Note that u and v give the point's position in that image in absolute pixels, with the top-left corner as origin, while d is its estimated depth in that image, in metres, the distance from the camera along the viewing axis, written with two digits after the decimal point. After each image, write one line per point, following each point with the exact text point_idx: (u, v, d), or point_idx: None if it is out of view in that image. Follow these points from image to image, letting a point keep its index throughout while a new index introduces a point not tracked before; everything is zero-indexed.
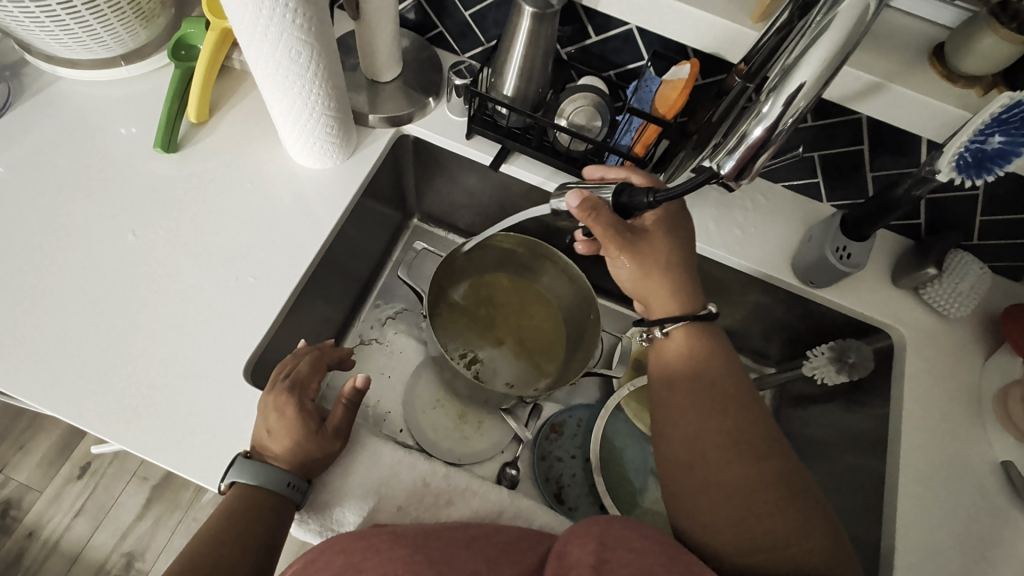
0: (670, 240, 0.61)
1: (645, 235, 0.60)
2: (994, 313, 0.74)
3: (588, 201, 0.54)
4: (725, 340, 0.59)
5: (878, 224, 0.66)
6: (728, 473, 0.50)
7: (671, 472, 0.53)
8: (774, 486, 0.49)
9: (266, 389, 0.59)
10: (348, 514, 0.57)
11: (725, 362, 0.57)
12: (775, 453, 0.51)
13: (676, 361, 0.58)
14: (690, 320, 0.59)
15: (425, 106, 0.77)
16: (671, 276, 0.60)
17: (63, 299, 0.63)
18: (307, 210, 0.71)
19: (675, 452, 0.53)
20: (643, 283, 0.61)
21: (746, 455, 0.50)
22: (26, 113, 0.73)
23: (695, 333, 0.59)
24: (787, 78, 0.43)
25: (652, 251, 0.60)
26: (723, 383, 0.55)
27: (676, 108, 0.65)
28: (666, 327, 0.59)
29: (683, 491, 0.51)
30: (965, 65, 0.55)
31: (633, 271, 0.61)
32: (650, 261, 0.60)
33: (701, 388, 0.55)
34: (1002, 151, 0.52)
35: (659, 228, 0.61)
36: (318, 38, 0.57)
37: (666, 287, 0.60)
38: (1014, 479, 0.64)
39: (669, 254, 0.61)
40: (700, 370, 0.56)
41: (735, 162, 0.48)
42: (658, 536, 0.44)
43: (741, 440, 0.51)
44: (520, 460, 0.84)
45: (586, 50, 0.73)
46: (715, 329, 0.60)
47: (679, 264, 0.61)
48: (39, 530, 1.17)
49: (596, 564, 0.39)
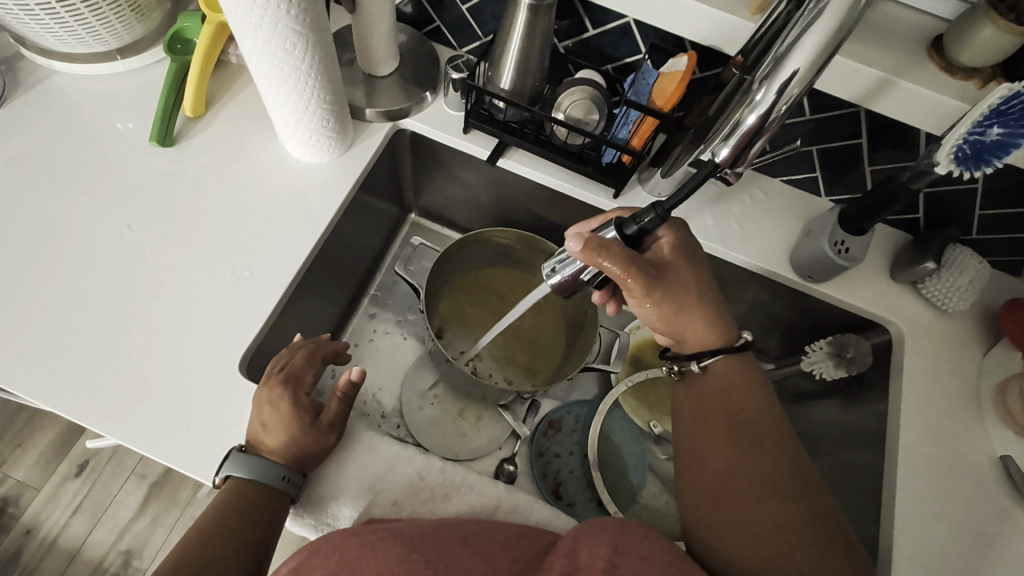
0: (692, 265, 0.57)
1: (667, 267, 0.56)
2: (993, 308, 0.74)
3: (592, 242, 0.50)
4: (765, 374, 0.57)
5: (876, 217, 0.65)
6: (757, 510, 0.48)
7: (697, 507, 0.51)
8: (809, 524, 0.47)
9: (261, 382, 0.58)
10: (342, 509, 0.57)
11: (758, 398, 0.55)
12: (807, 489, 0.49)
13: (708, 394, 0.56)
14: (730, 351, 0.57)
15: (422, 100, 0.76)
16: (701, 305, 0.57)
17: (58, 293, 0.63)
18: (304, 208, 0.70)
19: (702, 485, 0.52)
20: (677, 319, 0.57)
21: (780, 493, 0.48)
22: (21, 107, 0.73)
23: (736, 365, 0.57)
24: (780, 64, 0.44)
25: (681, 283, 0.56)
26: (758, 418, 0.53)
27: (674, 100, 0.63)
28: (703, 361, 0.57)
29: (708, 527, 0.50)
30: (963, 57, 0.55)
31: (662, 310, 0.56)
32: (679, 295, 0.56)
33: (734, 422, 0.53)
34: (1000, 142, 0.52)
35: (678, 255, 0.56)
36: (312, 30, 0.56)
37: (699, 318, 0.57)
38: (1013, 474, 0.63)
39: (694, 281, 0.57)
40: (733, 403, 0.54)
41: (730, 150, 0.50)
42: (668, 545, 0.44)
43: (772, 477, 0.49)
44: (518, 456, 0.84)
45: (583, 43, 0.73)
46: (753, 358, 0.58)
47: (704, 288, 0.57)
48: (37, 528, 1.17)
49: (607, 568, 0.39)
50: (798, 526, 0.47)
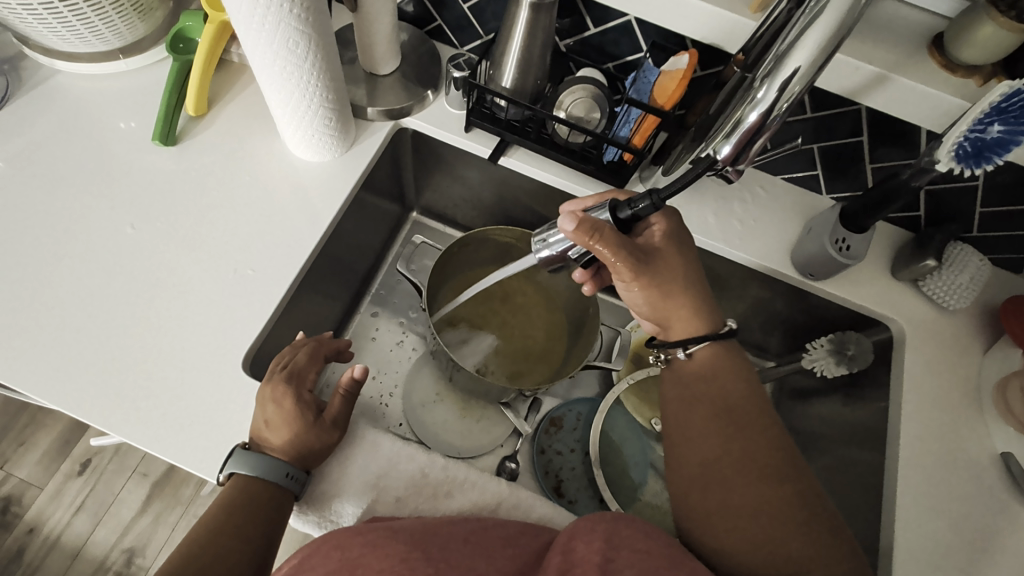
0: (681, 254, 0.57)
1: (657, 252, 0.56)
2: (993, 305, 0.74)
3: (585, 222, 0.51)
4: (750, 362, 0.57)
5: (876, 216, 0.66)
6: (748, 494, 0.48)
7: (685, 493, 0.51)
8: (795, 507, 0.47)
9: (265, 380, 0.59)
10: (347, 506, 0.57)
11: (743, 383, 0.55)
12: (793, 474, 0.49)
13: (694, 381, 0.56)
14: (712, 338, 0.57)
15: (424, 99, 0.76)
16: (688, 292, 0.57)
17: (62, 292, 0.63)
18: (306, 207, 0.70)
19: (690, 470, 0.52)
20: (663, 306, 0.57)
21: (769, 477, 0.49)
22: (24, 106, 0.73)
23: (721, 352, 0.57)
24: (781, 63, 0.44)
25: (669, 269, 0.57)
26: (744, 404, 0.53)
27: (675, 98, 0.63)
28: (689, 348, 0.57)
29: (697, 512, 0.50)
30: (964, 54, 0.55)
31: (649, 295, 0.57)
32: (668, 281, 0.57)
33: (720, 408, 0.53)
34: (1002, 139, 0.52)
35: (667, 242, 0.57)
36: (314, 28, 0.57)
37: (686, 307, 0.57)
38: (1013, 471, 0.64)
39: (683, 269, 0.57)
40: (719, 389, 0.55)
41: (731, 147, 0.50)
42: (665, 538, 0.44)
43: (759, 461, 0.49)
44: (519, 454, 0.85)
45: (585, 42, 0.73)
46: (736, 345, 0.58)
47: (694, 278, 0.58)
48: (40, 527, 1.17)
49: (602, 563, 0.39)
50: (785, 510, 0.47)
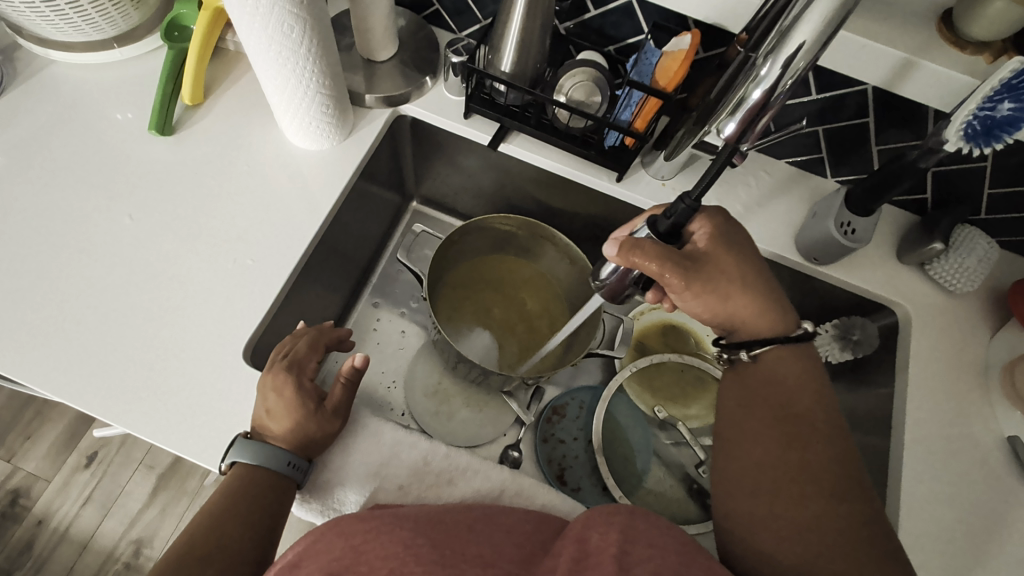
0: (732, 252, 0.55)
1: (708, 257, 0.54)
2: (1000, 288, 0.73)
3: (624, 244, 0.50)
4: (822, 368, 0.55)
5: (882, 198, 0.65)
6: (799, 508, 0.48)
7: (732, 497, 0.51)
8: (852, 528, 0.46)
9: (266, 369, 0.58)
10: (349, 494, 0.57)
11: (812, 393, 0.53)
12: (854, 493, 0.48)
13: (759, 384, 0.55)
14: (783, 341, 0.55)
15: (422, 86, 0.76)
16: (748, 292, 0.55)
17: (63, 284, 0.63)
18: (306, 197, 0.70)
19: (740, 474, 0.51)
20: (725, 310, 0.56)
21: (826, 493, 0.48)
22: (19, 97, 0.72)
23: (791, 356, 0.55)
24: (786, 37, 0.43)
25: (722, 273, 0.55)
26: (809, 415, 0.52)
27: (677, 79, 0.62)
28: (753, 351, 0.56)
29: (743, 518, 0.50)
30: (974, 30, 0.54)
31: (707, 301, 0.55)
32: (723, 285, 0.55)
33: (781, 418, 0.52)
34: (1011, 118, 0.51)
35: (716, 245, 0.55)
36: (308, 11, 0.55)
37: (751, 307, 0.55)
38: (1020, 453, 0.63)
39: (738, 269, 0.55)
40: (785, 395, 0.53)
41: (735, 124, 0.49)
42: (677, 535, 0.43)
43: (817, 476, 0.48)
44: (521, 443, 0.84)
45: (585, 24, 0.72)
46: (811, 348, 0.56)
47: (750, 275, 0.56)
48: (48, 519, 1.18)
49: (617, 555, 0.39)
50: (840, 529, 0.46)
